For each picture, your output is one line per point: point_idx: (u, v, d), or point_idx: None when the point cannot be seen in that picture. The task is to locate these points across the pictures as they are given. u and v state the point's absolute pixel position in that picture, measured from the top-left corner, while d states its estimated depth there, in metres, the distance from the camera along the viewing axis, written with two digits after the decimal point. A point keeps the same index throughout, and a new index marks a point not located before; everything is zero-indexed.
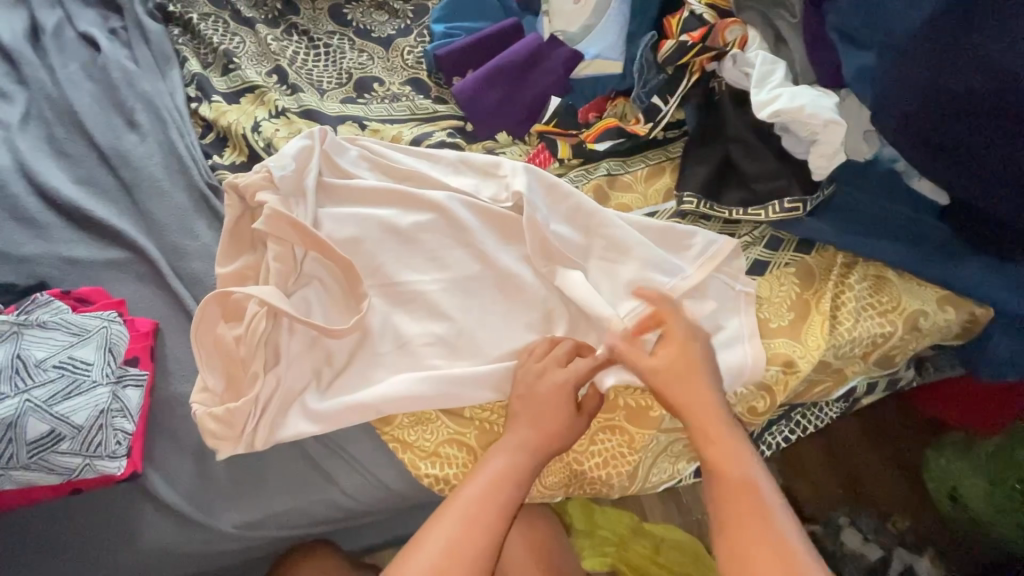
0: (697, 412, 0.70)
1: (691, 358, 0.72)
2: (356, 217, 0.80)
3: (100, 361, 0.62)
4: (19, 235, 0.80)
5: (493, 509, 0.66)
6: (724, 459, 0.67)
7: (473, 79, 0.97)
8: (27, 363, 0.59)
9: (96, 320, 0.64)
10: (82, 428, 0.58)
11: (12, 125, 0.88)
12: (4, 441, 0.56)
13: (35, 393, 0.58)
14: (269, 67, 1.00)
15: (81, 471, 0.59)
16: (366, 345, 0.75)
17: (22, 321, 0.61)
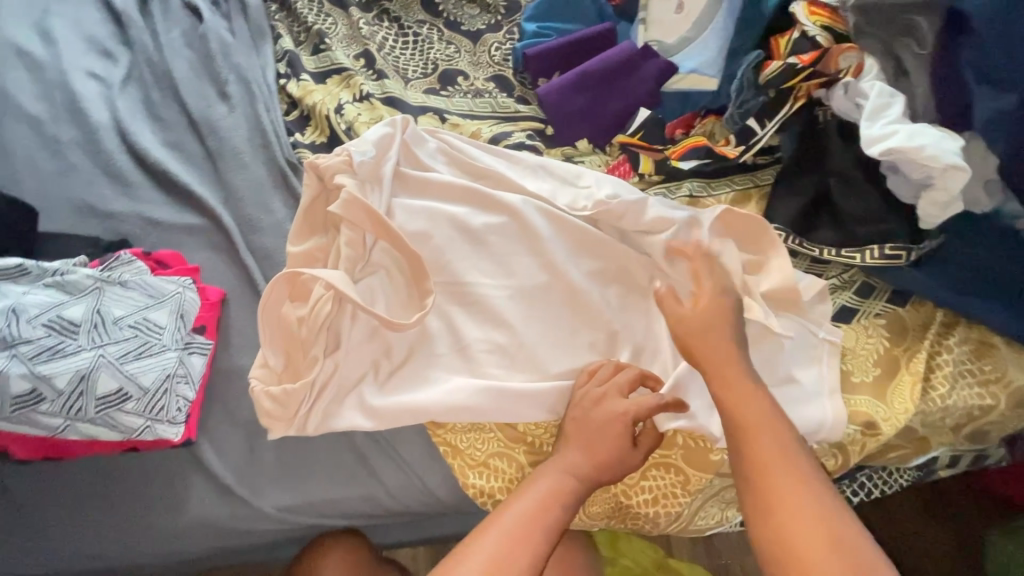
0: (716, 359, 0.67)
1: (721, 320, 0.68)
2: (430, 212, 0.79)
3: (171, 327, 0.62)
4: (108, 190, 0.83)
5: (547, 512, 0.64)
6: (736, 400, 0.65)
7: (562, 82, 0.95)
8: (105, 319, 0.60)
9: (173, 284, 0.65)
10: (149, 391, 0.59)
11: (114, 84, 0.92)
12: (74, 392, 0.57)
13: (110, 349, 0.59)
14: (358, 51, 1.00)
15: (141, 432, 0.59)
16: (426, 342, 0.74)
17: (104, 278, 0.62)
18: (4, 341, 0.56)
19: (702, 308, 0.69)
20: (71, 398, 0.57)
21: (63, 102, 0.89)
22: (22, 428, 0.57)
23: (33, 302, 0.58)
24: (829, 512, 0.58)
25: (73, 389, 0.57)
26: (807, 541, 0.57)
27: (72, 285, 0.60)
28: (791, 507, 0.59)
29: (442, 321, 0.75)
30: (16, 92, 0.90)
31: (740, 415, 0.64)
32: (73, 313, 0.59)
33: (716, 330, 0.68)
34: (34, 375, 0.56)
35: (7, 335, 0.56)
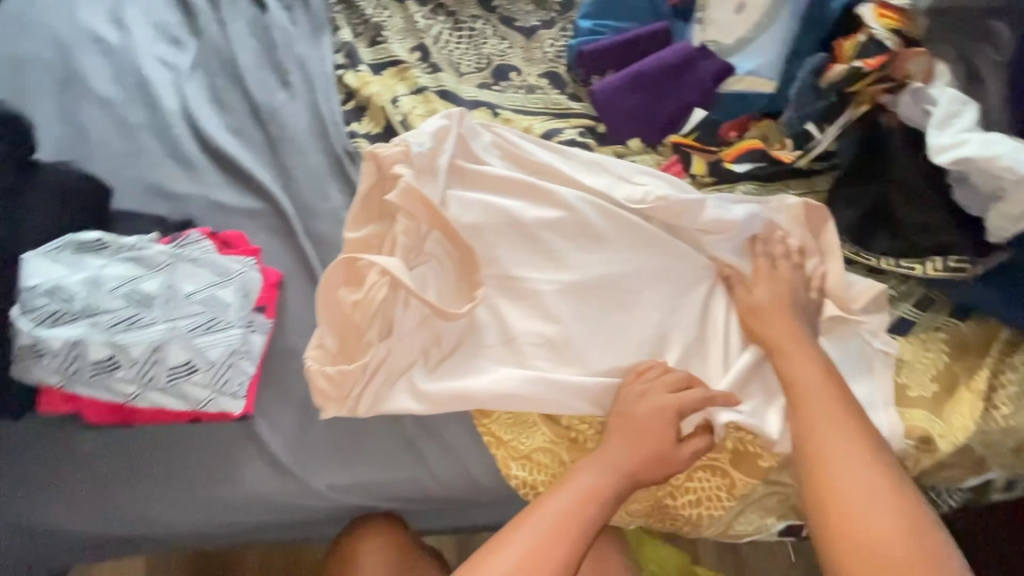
0: (776, 332, 0.73)
1: (782, 304, 0.75)
2: (483, 205, 0.80)
3: (237, 304, 0.65)
4: (174, 172, 0.86)
5: (581, 515, 0.64)
6: (795, 366, 0.70)
7: (617, 80, 0.94)
8: (177, 293, 0.63)
9: (239, 263, 0.67)
10: (215, 364, 0.62)
11: (184, 70, 0.95)
12: (147, 361, 0.60)
13: (181, 322, 0.62)
14: (414, 44, 1.01)
15: (206, 403, 0.62)
16: (475, 333, 0.75)
17: (178, 254, 0.65)
18: (87, 309, 0.60)
19: (765, 292, 0.76)
20: (143, 367, 0.60)
21: (135, 86, 0.93)
22: (98, 393, 0.61)
23: (112, 275, 0.62)
24: (880, 466, 0.63)
25: (145, 357, 0.60)
26: (858, 488, 0.62)
27: (146, 260, 0.63)
28: (845, 458, 0.64)
29: (492, 312, 0.76)
30: (92, 76, 0.94)
31: (799, 380, 0.70)
32: (147, 287, 0.62)
33: (778, 310, 0.74)
34: (111, 343, 0.59)
35: (90, 305, 0.60)
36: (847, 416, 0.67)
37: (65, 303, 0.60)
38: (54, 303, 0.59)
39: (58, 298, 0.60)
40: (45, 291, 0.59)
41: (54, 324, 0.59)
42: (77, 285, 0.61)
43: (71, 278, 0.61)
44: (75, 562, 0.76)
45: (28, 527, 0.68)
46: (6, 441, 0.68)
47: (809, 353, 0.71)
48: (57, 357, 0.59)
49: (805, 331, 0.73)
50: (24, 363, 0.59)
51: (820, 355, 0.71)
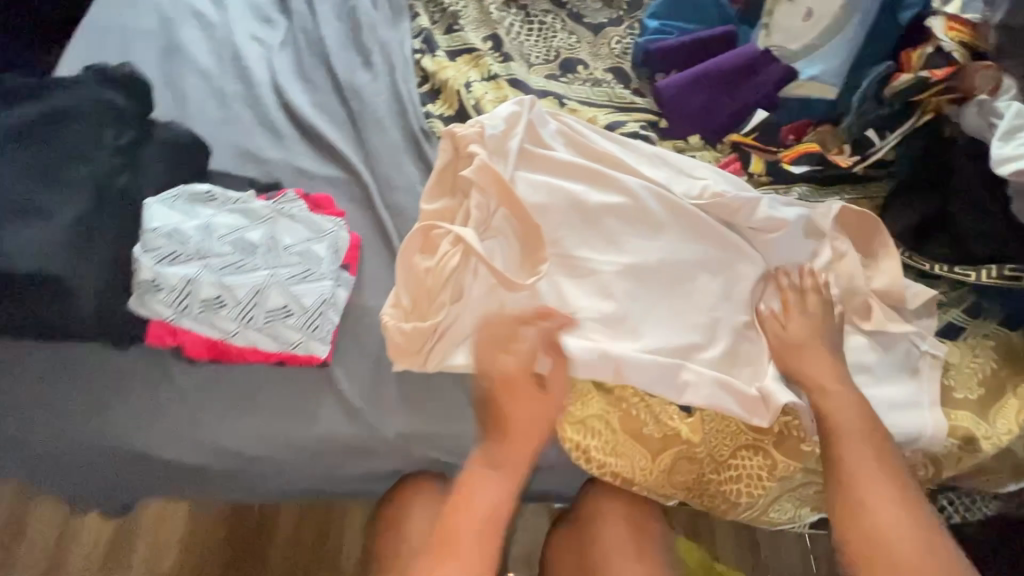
0: (813, 369, 0.75)
1: (816, 336, 0.77)
2: (550, 187, 0.84)
3: (328, 259, 0.72)
4: (263, 139, 0.93)
5: (487, 528, 0.66)
6: (831, 405, 0.72)
7: (682, 78, 0.98)
8: (277, 245, 0.70)
9: (331, 222, 0.74)
10: (308, 310, 0.69)
11: (274, 47, 1.02)
12: (250, 303, 0.67)
13: (281, 271, 0.69)
14: (486, 34, 1.07)
15: (298, 346, 0.69)
16: (536, 305, 0.79)
17: (279, 210, 0.72)
18: (200, 253, 0.67)
19: (798, 321, 0.78)
20: (245, 307, 0.67)
21: (230, 58, 1.01)
22: (203, 329, 0.68)
23: (223, 224, 0.69)
24: (913, 511, 0.65)
25: (248, 299, 0.67)
26: (892, 532, 0.64)
27: (254, 213, 0.71)
28: (880, 502, 0.66)
29: (553, 287, 0.80)
30: (191, 47, 1.01)
31: (837, 420, 0.71)
32: (252, 237, 0.70)
33: (818, 350, 0.76)
34: (220, 284, 0.67)
35: (203, 249, 0.67)
36: (883, 459, 0.69)
37: (181, 245, 0.67)
38: (172, 244, 0.66)
39: (175, 240, 0.66)
40: (164, 233, 0.66)
41: (171, 263, 0.66)
42: (192, 230, 0.68)
43: (187, 224, 0.68)
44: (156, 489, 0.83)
45: (124, 449, 0.75)
46: (114, 369, 0.76)
47: (845, 387, 0.73)
48: (171, 292, 0.65)
49: (839, 369, 0.75)
50: (140, 298, 0.65)
51: (857, 396, 0.73)
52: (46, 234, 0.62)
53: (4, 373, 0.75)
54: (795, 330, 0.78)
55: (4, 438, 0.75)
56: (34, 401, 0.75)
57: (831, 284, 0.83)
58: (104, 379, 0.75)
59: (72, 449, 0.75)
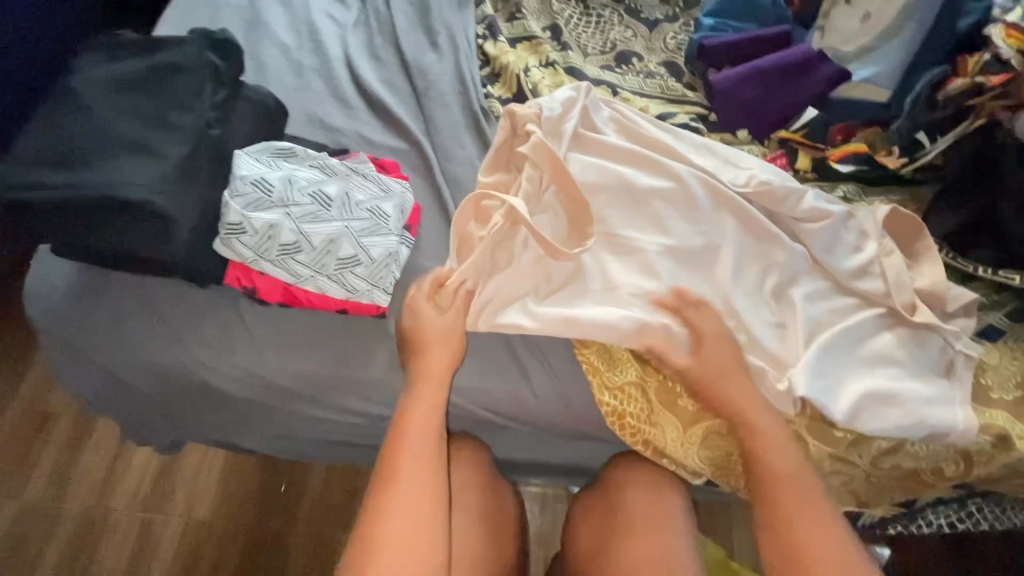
0: (730, 398, 0.75)
1: (716, 359, 0.76)
2: (601, 168, 0.88)
3: (394, 217, 0.79)
4: (334, 109, 0.99)
5: (425, 448, 0.70)
6: (757, 438, 0.72)
7: (737, 72, 1.00)
8: (350, 200, 0.77)
9: (398, 184, 0.82)
10: (375, 261, 0.76)
11: (348, 26, 1.09)
12: (324, 250, 0.74)
13: (354, 224, 0.76)
14: (546, 24, 1.11)
15: (363, 294, 0.76)
16: (580, 278, 0.83)
17: (353, 169, 0.79)
18: (282, 201, 0.74)
19: (710, 341, 0.76)
20: (319, 254, 0.74)
21: (307, 34, 1.08)
22: (279, 271, 0.74)
23: (302, 177, 0.76)
24: (843, 553, 0.65)
25: (324, 246, 0.74)
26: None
27: (330, 170, 0.78)
28: (810, 544, 0.66)
29: (597, 258, 0.84)
30: (272, 22, 1.09)
31: (767, 456, 0.71)
32: (329, 190, 0.77)
33: (729, 375, 0.75)
34: (298, 231, 0.73)
35: (285, 197, 0.74)
36: (817, 497, 0.69)
37: (265, 193, 0.73)
38: (258, 192, 0.73)
39: (261, 188, 0.73)
40: (252, 181, 0.73)
41: (256, 209, 0.73)
42: (276, 180, 0.74)
43: (271, 174, 0.74)
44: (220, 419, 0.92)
45: (197, 379, 0.82)
46: (192, 305, 0.83)
47: (763, 418, 0.73)
48: (255, 234, 0.72)
49: (756, 396, 0.75)
50: (226, 239, 0.72)
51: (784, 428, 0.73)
52: (152, 167, 0.68)
53: (96, 302, 0.83)
54: (711, 365, 0.76)
55: (96, 362, 0.84)
56: (120, 329, 0.82)
57: (873, 278, 0.85)
58: (182, 315, 0.83)
59: (152, 376, 0.84)
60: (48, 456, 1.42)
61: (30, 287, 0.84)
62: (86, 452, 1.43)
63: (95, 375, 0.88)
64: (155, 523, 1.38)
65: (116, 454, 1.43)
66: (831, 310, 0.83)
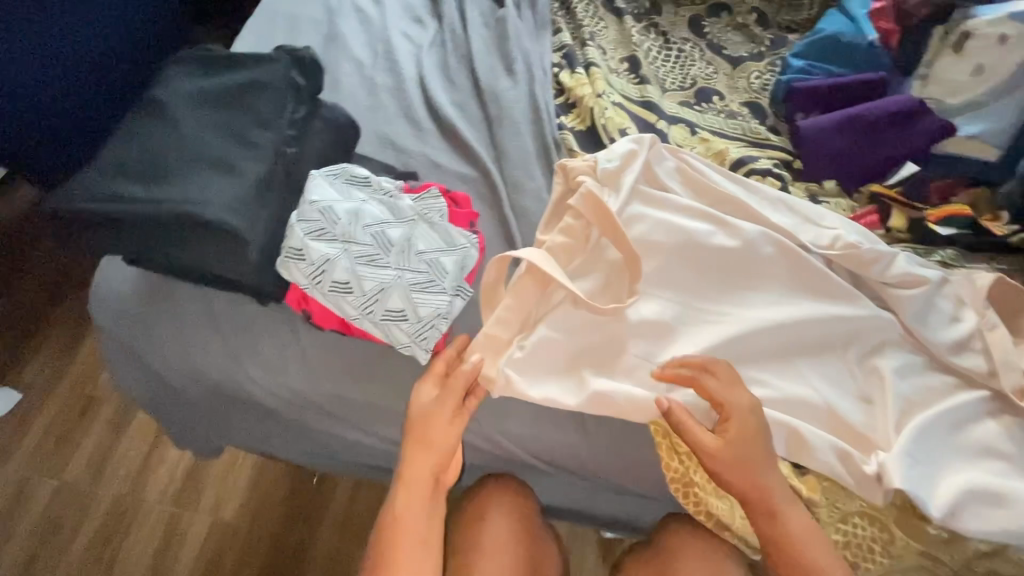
0: (756, 485, 0.68)
1: (751, 439, 0.69)
2: (668, 225, 0.84)
3: (452, 273, 0.73)
4: (404, 130, 0.98)
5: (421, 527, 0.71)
6: (784, 531, 0.68)
7: (828, 120, 0.94)
8: (411, 248, 0.72)
9: (466, 238, 0.76)
10: (421, 321, 0.69)
11: (424, 46, 1.08)
12: (373, 298, 0.69)
13: (408, 275, 0.71)
14: (624, 56, 1.08)
15: (404, 349, 0.70)
16: (647, 335, 0.79)
17: (420, 214, 0.75)
18: (344, 236, 0.70)
19: (733, 409, 0.69)
20: (368, 300, 0.69)
21: (383, 52, 1.07)
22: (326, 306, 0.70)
23: (369, 214, 0.73)
24: None
25: (375, 293, 0.69)
26: None
27: (399, 211, 0.74)
28: None
29: (671, 316, 0.80)
30: (349, 38, 1.09)
31: (793, 551, 0.67)
32: (392, 234, 0.72)
33: (763, 458, 0.69)
34: (352, 271, 0.69)
35: (347, 233, 0.70)
36: None
37: (330, 223, 0.70)
38: (323, 221, 0.70)
39: (326, 218, 0.70)
40: (319, 209, 0.70)
41: (317, 238, 0.69)
42: (342, 212, 0.71)
43: (340, 205, 0.72)
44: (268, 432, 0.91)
45: (249, 394, 0.81)
46: (251, 319, 0.82)
47: (792, 508, 0.69)
48: (310, 265, 0.68)
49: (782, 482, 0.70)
50: (284, 262, 0.69)
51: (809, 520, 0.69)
52: (230, 186, 0.67)
53: (158, 307, 0.83)
54: (738, 438, 0.69)
55: (150, 366, 0.83)
56: (178, 337, 0.82)
57: (975, 356, 0.77)
58: (240, 328, 0.82)
59: (205, 386, 0.83)
60: (88, 440, 1.45)
61: (97, 288, 0.84)
62: (125, 439, 1.45)
63: (148, 379, 0.88)
64: (183, 518, 1.37)
65: (152, 446, 1.44)
66: (924, 388, 0.76)
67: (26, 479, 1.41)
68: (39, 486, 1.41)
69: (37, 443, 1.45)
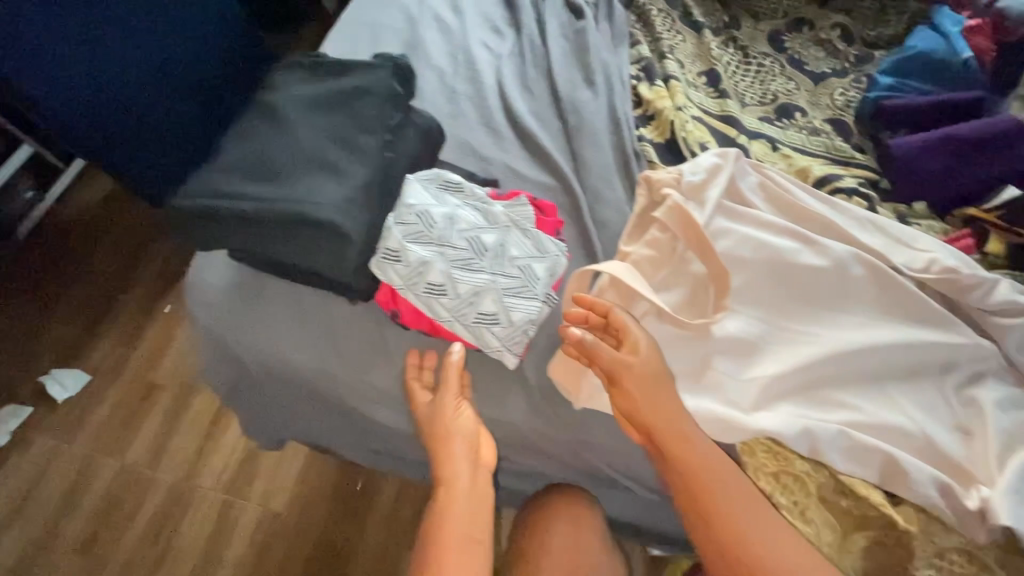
0: (657, 413, 0.68)
1: (657, 371, 0.70)
2: (754, 241, 0.83)
3: (543, 279, 0.75)
4: (484, 137, 1.00)
5: (471, 520, 0.69)
6: (691, 465, 0.67)
7: (921, 140, 0.91)
8: (504, 254, 0.74)
9: (555, 246, 0.78)
10: (513, 325, 0.72)
11: (503, 56, 1.10)
12: (467, 300, 0.72)
13: (502, 280, 0.73)
14: (703, 69, 1.08)
15: (495, 352, 0.73)
16: (730, 351, 0.78)
17: (513, 221, 0.77)
18: (440, 240, 0.73)
19: (638, 336, 0.72)
20: (462, 302, 0.72)
21: (462, 61, 1.10)
22: (418, 306, 0.73)
23: (464, 219, 0.75)
24: None
25: (469, 296, 0.72)
26: None
27: (492, 218, 0.76)
28: None
29: (755, 332, 0.79)
30: (430, 46, 1.11)
31: (702, 483, 0.66)
32: (486, 239, 0.75)
33: (667, 390, 0.69)
34: (447, 274, 0.71)
35: (443, 236, 0.73)
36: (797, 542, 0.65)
37: (427, 226, 0.73)
38: (421, 224, 0.73)
39: (423, 221, 0.73)
40: (417, 212, 0.73)
41: (414, 241, 0.72)
42: (438, 216, 0.74)
43: (437, 209, 0.74)
44: (343, 426, 0.94)
45: (332, 388, 0.84)
46: (338, 317, 0.85)
47: (693, 437, 0.68)
48: (407, 267, 0.71)
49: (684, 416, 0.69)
50: (381, 263, 0.71)
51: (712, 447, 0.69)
52: (338, 188, 0.70)
53: (249, 300, 0.86)
54: (647, 361, 0.70)
55: (237, 356, 0.87)
56: (266, 330, 0.85)
57: None
58: (327, 324, 0.85)
59: (288, 379, 0.86)
60: (149, 423, 1.51)
61: (192, 280, 0.88)
62: (183, 425, 1.50)
63: (231, 369, 0.91)
64: (235, 506, 1.41)
65: (209, 433, 1.49)
66: None
67: (91, 457, 1.48)
68: (102, 467, 1.47)
69: (102, 425, 1.51)
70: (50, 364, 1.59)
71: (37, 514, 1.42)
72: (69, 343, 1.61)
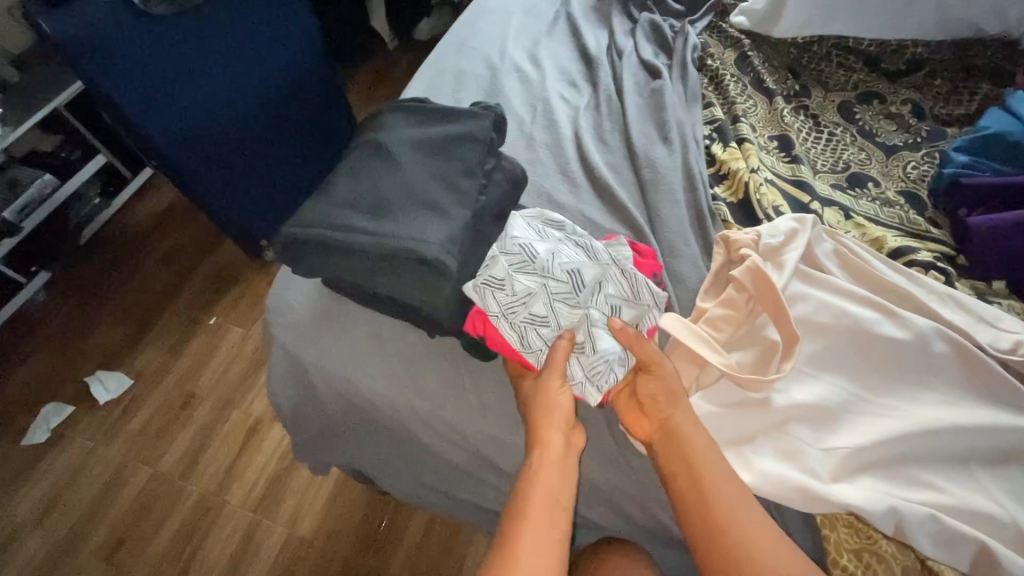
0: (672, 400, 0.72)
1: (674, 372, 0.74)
2: (835, 311, 0.83)
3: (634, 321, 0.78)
4: (561, 185, 1.03)
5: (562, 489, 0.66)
6: (697, 448, 0.68)
7: (1001, 219, 0.91)
8: (603, 290, 0.77)
9: (649, 295, 0.80)
10: (597, 357, 0.72)
11: (580, 109, 1.15)
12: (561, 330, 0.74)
13: (597, 314, 0.75)
14: (775, 134, 1.11)
15: (577, 385, 0.74)
16: (807, 416, 0.77)
17: (613, 261, 0.80)
18: (543, 270, 0.75)
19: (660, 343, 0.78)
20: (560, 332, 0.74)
21: (540, 109, 1.14)
22: (513, 335, 0.74)
23: (567, 254, 0.77)
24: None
25: (567, 329, 0.75)
26: None
27: (594, 254, 0.80)
28: None
29: (834, 400, 0.78)
30: (509, 93, 1.16)
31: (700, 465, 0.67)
32: (588, 275, 0.76)
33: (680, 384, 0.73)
34: (551, 307, 0.74)
35: (546, 268, 0.75)
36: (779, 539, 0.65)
37: (530, 258, 0.75)
38: (525, 255, 0.75)
39: (527, 252, 0.75)
40: (521, 244, 0.76)
41: (520, 270, 0.74)
42: (542, 250, 0.76)
43: (540, 243, 0.77)
44: (402, 457, 0.94)
45: (403, 419, 0.85)
46: (414, 350, 0.86)
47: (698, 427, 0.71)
48: (509, 296, 0.72)
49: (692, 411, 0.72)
50: (481, 287, 0.72)
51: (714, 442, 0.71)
52: (443, 227, 0.72)
53: (328, 326, 0.88)
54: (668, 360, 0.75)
55: (310, 379, 0.88)
56: (341, 356, 0.86)
57: None
58: (403, 355, 0.86)
59: (358, 406, 0.87)
60: (187, 432, 1.52)
61: (274, 301, 0.92)
62: (219, 437, 1.50)
63: (295, 391, 0.91)
64: (261, 525, 1.38)
65: (243, 446, 1.49)
66: None
67: (127, 461, 1.49)
68: (134, 473, 1.47)
69: (139, 431, 1.53)
70: (97, 366, 1.62)
71: (67, 515, 1.43)
72: (119, 347, 1.65)
